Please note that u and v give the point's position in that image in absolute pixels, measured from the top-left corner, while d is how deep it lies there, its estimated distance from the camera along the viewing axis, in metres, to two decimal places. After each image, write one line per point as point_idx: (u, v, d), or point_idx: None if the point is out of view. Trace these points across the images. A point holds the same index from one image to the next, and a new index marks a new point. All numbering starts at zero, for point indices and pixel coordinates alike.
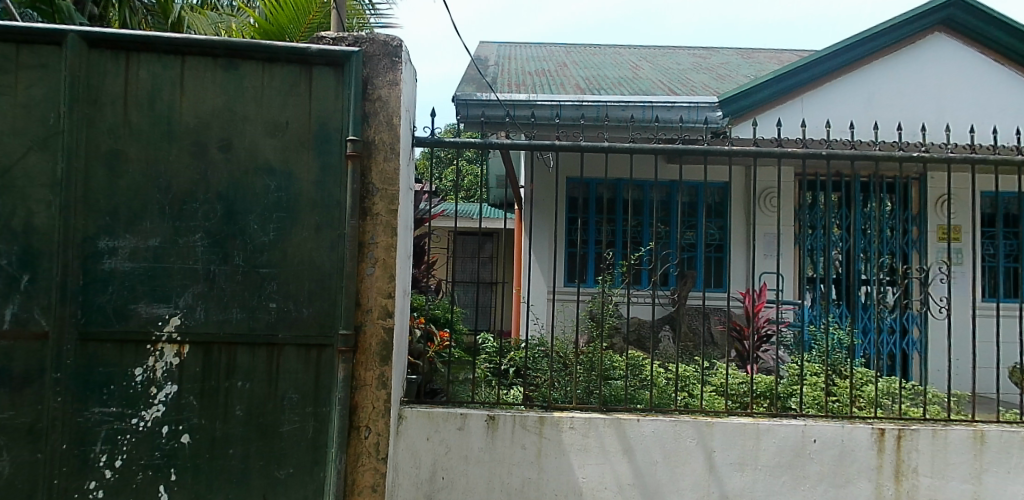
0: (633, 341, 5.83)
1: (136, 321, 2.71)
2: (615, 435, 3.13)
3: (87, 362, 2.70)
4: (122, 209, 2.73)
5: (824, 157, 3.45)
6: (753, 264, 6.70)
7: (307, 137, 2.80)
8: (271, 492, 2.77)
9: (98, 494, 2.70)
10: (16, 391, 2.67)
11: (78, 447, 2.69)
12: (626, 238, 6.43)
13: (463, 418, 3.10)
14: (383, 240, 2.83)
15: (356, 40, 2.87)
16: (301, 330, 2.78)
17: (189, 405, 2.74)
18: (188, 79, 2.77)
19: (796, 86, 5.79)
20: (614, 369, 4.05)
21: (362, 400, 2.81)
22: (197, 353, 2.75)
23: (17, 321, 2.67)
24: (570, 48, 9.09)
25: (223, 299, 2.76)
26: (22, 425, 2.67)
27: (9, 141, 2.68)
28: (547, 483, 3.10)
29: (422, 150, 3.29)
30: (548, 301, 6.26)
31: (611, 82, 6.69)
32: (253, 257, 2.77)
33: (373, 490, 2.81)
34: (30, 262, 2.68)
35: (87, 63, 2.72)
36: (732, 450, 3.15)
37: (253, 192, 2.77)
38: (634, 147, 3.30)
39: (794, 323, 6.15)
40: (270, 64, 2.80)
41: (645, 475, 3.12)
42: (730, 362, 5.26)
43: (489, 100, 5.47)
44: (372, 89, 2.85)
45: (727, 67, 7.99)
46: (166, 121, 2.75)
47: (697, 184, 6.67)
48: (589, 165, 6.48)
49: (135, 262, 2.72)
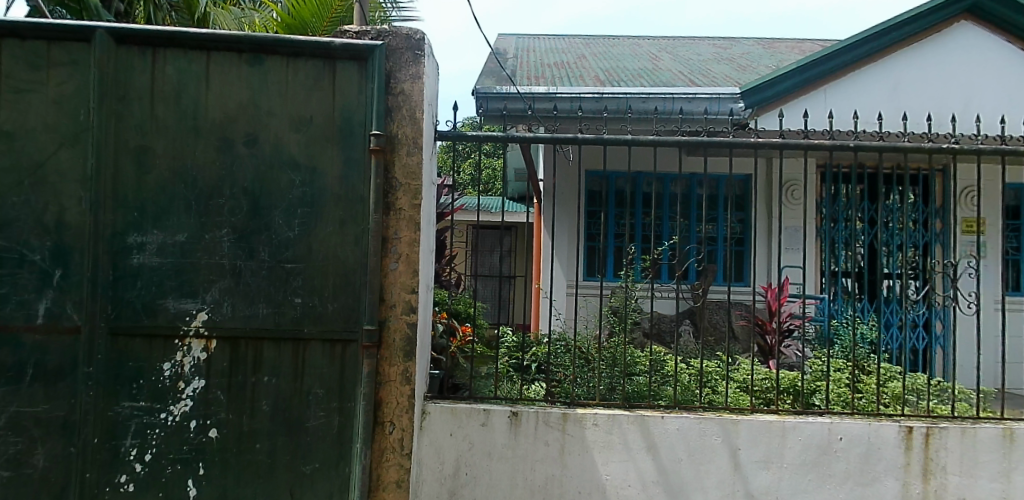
0: (653, 336, 5.81)
1: (164, 317, 2.73)
2: (639, 433, 3.10)
3: (118, 356, 2.72)
4: (150, 205, 2.73)
5: (851, 149, 3.39)
6: (776, 257, 6.63)
7: (332, 132, 2.80)
8: (297, 487, 2.78)
9: (128, 487, 2.72)
10: (50, 385, 2.70)
11: (109, 441, 2.71)
12: (647, 232, 6.38)
13: (486, 415, 3.08)
14: (406, 235, 2.82)
15: (379, 33, 2.84)
16: (326, 325, 2.79)
17: (217, 400, 2.75)
18: (214, 75, 2.76)
19: (821, 75, 5.68)
20: (638, 365, 4.02)
21: (386, 395, 2.81)
22: (223, 348, 2.76)
23: (50, 316, 2.70)
24: (589, 40, 9.00)
25: (250, 294, 2.77)
26: (56, 419, 2.70)
27: (42, 136, 2.70)
28: (572, 480, 3.09)
29: (444, 145, 3.26)
30: (569, 297, 6.23)
31: (631, 73, 6.62)
32: (278, 251, 2.77)
33: (398, 486, 2.81)
34: (62, 258, 2.70)
35: (115, 59, 2.73)
36: (758, 448, 3.11)
37: (278, 188, 2.77)
38: (657, 139, 3.26)
39: (817, 318, 6.08)
40: (294, 59, 2.79)
41: (670, 474, 3.10)
42: (753, 358, 5.20)
43: (510, 93, 5.41)
44: (395, 83, 2.83)
45: (749, 57, 7.89)
46: (193, 116, 2.75)
47: (720, 176, 6.60)
48: (610, 158, 6.44)
49: (163, 257, 2.73)
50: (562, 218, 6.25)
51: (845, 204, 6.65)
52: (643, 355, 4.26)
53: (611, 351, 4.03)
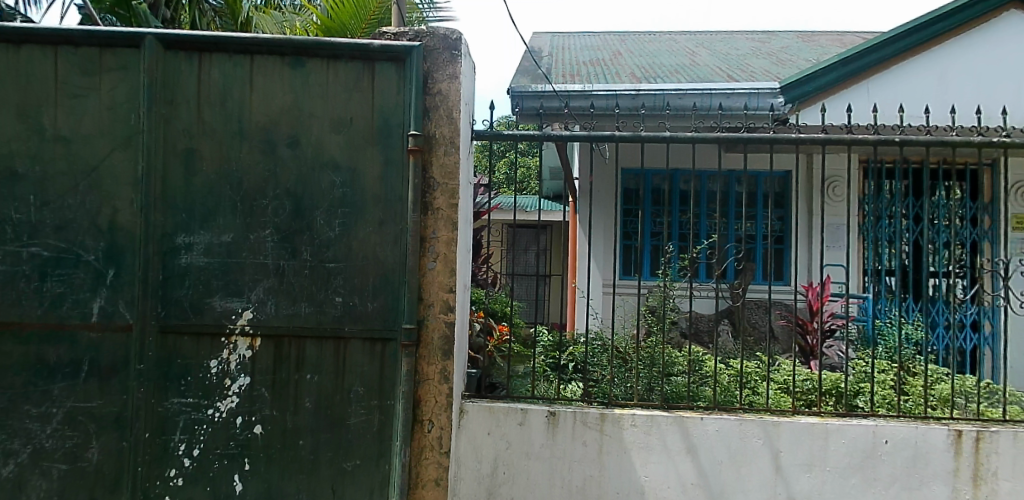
0: (691, 336, 5.74)
1: (211, 315, 2.80)
2: (678, 434, 3.07)
3: (167, 353, 2.80)
4: (197, 206, 2.80)
5: (896, 144, 3.30)
6: (817, 256, 6.50)
7: (371, 133, 2.83)
8: (339, 484, 2.82)
9: (177, 482, 2.79)
10: (103, 382, 2.78)
11: (160, 436, 2.79)
12: (684, 231, 6.30)
13: (524, 414, 3.09)
14: (444, 234, 2.84)
15: (417, 34, 2.87)
16: (366, 324, 2.83)
17: (262, 397, 2.81)
18: (258, 78, 2.82)
19: (864, 68, 5.52)
20: (676, 365, 3.97)
21: (425, 394, 2.84)
22: (267, 346, 2.82)
23: (103, 314, 2.78)
24: (623, 37, 8.93)
25: (293, 293, 2.82)
26: (109, 414, 2.78)
27: (96, 140, 2.79)
28: (609, 480, 3.08)
29: (481, 144, 3.28)
30: (606, 296, 6.21)
31: (667, 69, 6.54)
32: (320, 251, 2.82)
33: (437, 485, 2.84)
34: (115, 258, 2.78)
35: (163, 64, 2.80)
36: (800, 450, 3.05)
37: (319, 188, 2.82)
38: (695, 136, 3.21)
39: (860, 318, 5.92)
40: (334, 61, 2.83)
41: (710, 476, 3.06)
42: (794, 358, 5.10)
43: (546, 91, 5.39)
44: (433, 83, 2.86)
45: (788, 51, 7.73)
46: (237, 119, 2.81)
47: (760, 172, 6.48)
48: (647, 156, 6.37)
49: (210, 258, 2.80)
50: (599, 217, 6.21)
51: (889, 201, 6.46)
52: (681, 355, 4.22)
53: (648, 352, 3.99)
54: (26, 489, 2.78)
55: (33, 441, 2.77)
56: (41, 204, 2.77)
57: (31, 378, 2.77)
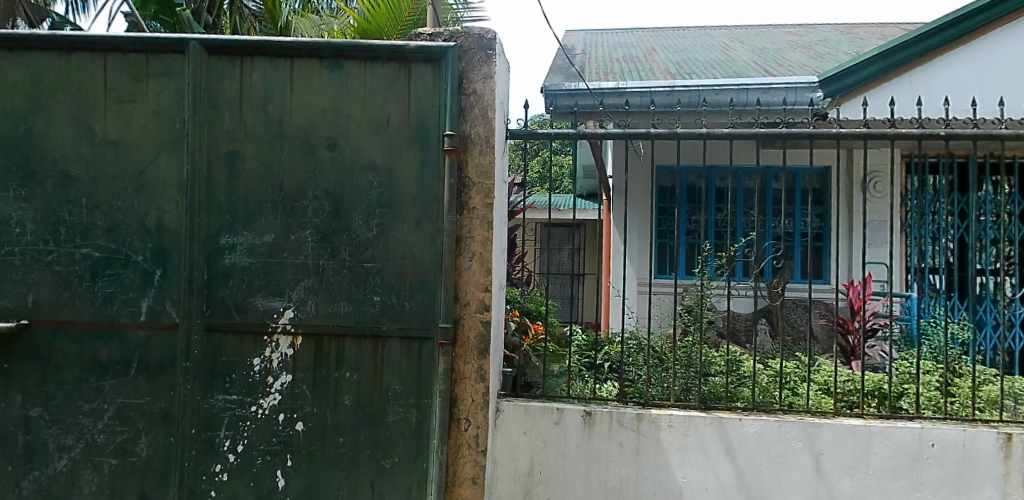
0: (728, 335, 5.67)
1: (254, 314, 2.86)
2: (715, 435, 3.03)
3: (212, 351, 2.86)
4: (240, 207, 2.86)
5: (942, 138, 3.20)
6: (858, 254, 6.35)
7: (407, 134, 2.86)
8: (378, 481, 2.86)
9: (223, 477, 2.86)
10: (152, 379, 2.87)
11: (206, 432, 2.86)
12: (720, 229, 6.22)
13: (560, 413, 3.08)
14: (480, 234, 2.86)
15: (452, 34, 2.88)
16: (404, 323, 2.86)
17: (303, 394, 2.86)
18: (298, 81, 2.87)
19: (908, 59, 5.35)
20: (714, 366, 3.92)
21: (461, 393, 2.87)
22: (308, 344, 2.87)
23: (151, 313, 2.86)
24: (656, 33, 8.84)
25: (332, 292, 2.86)
26: (157, 411, 2.86)
27: (143, 144, 2.86)
28: (646, 482, 3.05)
29: (515, 143, 3.28)
30: (641, 296, 6.16)
31: (702, 65, 6.46)
32: (358, 251, 2.86)
33: (473, 483, 2.86)
34: (162, 259, 2.86)
35: (207, 69, 2.86)
36: (842, 453, 2.99)
37: (357, 189, 2.86)
38: (733, 133, 3.16)
39: (904, 317, 5.76)
40: (372, 63, 2.86)
41: (750, 478, 3.01)
42: (834, 359, 4.99)
43: (580, 89, 5.37)
44: (468, 83, 2.88)
45: (826, 44, 7.56)
46: (278, 121, 2.86)
47: (799, 168, 6.36)
48: (683, 153, 6.30)
49: (253, 258, 2.86)
50: (634, 216, 6.16)
51: (932, 196, 6.27)
52: (719, 355, 4.16)
53: (684, 352, 3.95)
54: (79, 483, 2.87)
55: (86, 436, 2.87)
56: (92, 207, 2.86)
57: (84, 375, 2.87)
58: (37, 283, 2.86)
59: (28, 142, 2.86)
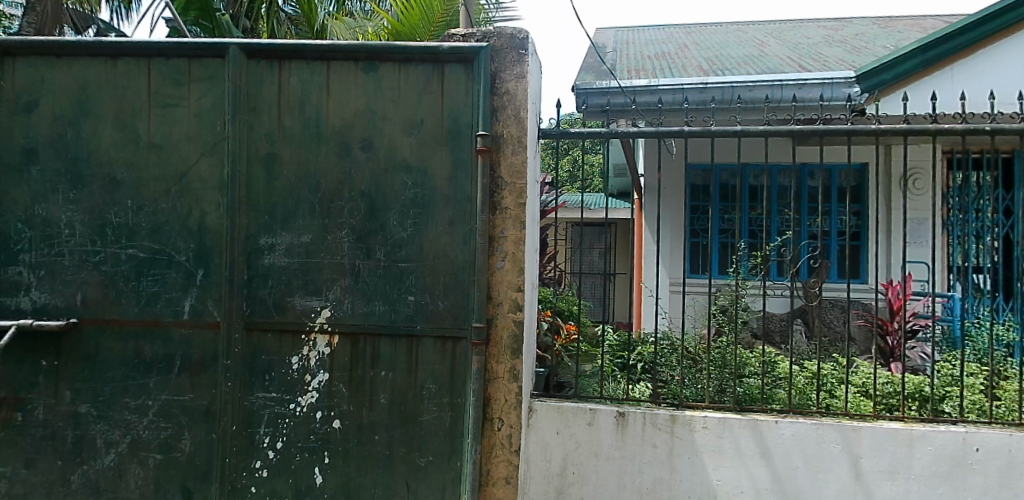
0: (762, 336, 5.59)
1: (292, 313, 2.91)
2: (751, 438, 2.99)
3: (252, 350, 2.92)
4: (278, 208, 2.91)
5: (988, 133, 3.09)
6: (897, 253, 6.21)
7: (441, 134, 2.87)
8: (412, 479, 2.89)
9: (262, 473, 2.92)
10: (194, 376, 2.93)
11: (246, 428, 2.92)
12: (754, 227, 6.13)
13: (593, 414, 3.07)
14: (512, 234, 2.87)
15: (484, 35, 2.89)
16: (438, 322, 2.88)
17: (339, 392, 2.90)
18: (334, 83, 2.90)
19: (950, 52, 5.20)
20: (748, 367, 3.86)
21: (495, 392, 2.88)
22: (345, 343, 2.91)
23: (194, 312, 2.93)
24: (688, 29, 8.74)
25: (368, 292, 2.89)
26: (199, 407, 2.93)
27: (186, 146, 2.93)
28: (680, 483, 3.02)
29: (547, 143, 3.27)
30: (674, 295, 6.11)
31: (735, 61, 6.36)
32: (393, 252, 2.89)
33: (507, 483, 2.87)
34: (205, 259, 2.92)
35: (247, 73, 2.92)
36: (882, 457, 2.92)
37: (392, 189, 2.88)
38: (768, 130, 3.10)
39: (946, 318, 5.61)
40: (406, 65, 2.89)
41: (787, 482, 2.97)
42: (872, 361, 4.88)
43: (611, 87, 5.34)
44: (500, 83, 2.88)
45: (863, 38, 7.39)
46: (315, 123, 2.90)
47: (835, 165, 6.23)
48: (716, 151, 6.22)
49: (291, 258, 2.91)
50: (666, 215, 6.11)
51: (975, 193, 6.09)
52: (754, 356, 4.10)
53: (719, 353, 3.90)
54: (126, 478, 2.95)
55: (132, 431, 2.95)
56: (137, 208, 2.94)
57: (129, 372, 2.95)
58: (85, 283, 2.95)
59: (77, 146, 2.95)
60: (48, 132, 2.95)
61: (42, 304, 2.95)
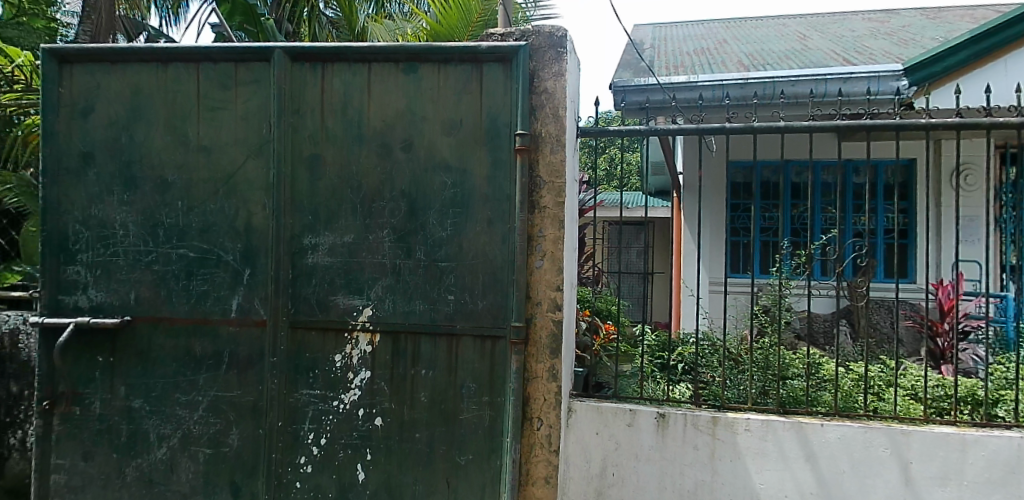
0: (806, 337, 5.49)
1: (335, 312, 2.95)
2: (795, 441, 2.93)
3: (297, 347, 2.98)
4: (322, 209, 2.96)
5: None
6: (947, 252, 6.02)
7: (480, 134, 2.88)
8: (452, 477, 2.91)
9: (307, 469, 2.97)
10: (241, 373, 3.01)
11: (291, 425, 2.98)
12: (796, 226, 6.00)
13: (633, 415, 3.04)
14: (551, 233, 2.86)
15: (522, 33, 2.89)
16: (477, 321, 2.89)
17: (381, 390, 2.94)
18: (375, 85, 2.94)
19: (1006, 42, 4.95)
20: (792, 368, 3.79)
21: (534, 392, 2.88)
22: (386, 342, 2.94)
23: (241, 311, 3.00)
24: (727, 24, 8.60)
25: (408, 291, 2.92)
26: (246, 403, 3.00)
27: (233, 149, 3.00)
28: (723, 486, 2.98)
29: (586, 141, 3.26)
30: (715, 295, 6.02)
31: (777, 56, 6.23)
32: (432, 251, 2.91)
33: (546, 482, 2.87)
34: (251, 258, 2.99)
35: (291, 76, 2.97)
36: (933, 462, 2.83)
37: (431, 189, 2.90)
38: (813, 125, 3.02)
39: (999, 319, 5.41)
40: (445, 65, 2.90)
41: (832, 487, 2.90)
42: (921, 363, 4.73)
43: (650, 85, 5.29)
44: (539, 82, 2.88)
45: (911, 30, 7.16)
46: (357, 125, 2.94)
47: (882, 161, 6.07)
48: (759, 148, 6.11)
49: (334, 257, 2.95)
50: (707, 214, 6.03)
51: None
52: (798, 357, 4.02)
53: (762, 353, 3.84)
54: (176, 471, 3.04)
55: (182, 426, 3.04)
56: (187, 209, 3.02)
57: (181, 369, 3.04)
58: (139, 282, 3.05)
59: (130, 150, 3.05)
60: (103, 136, 3.06)
61: (98, 302, 3.06)
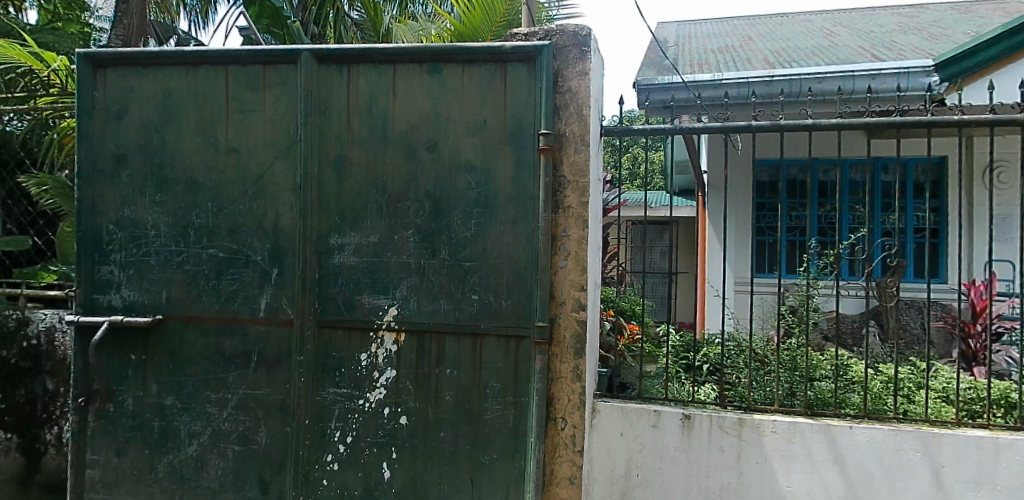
0: (834, 338, 5.41)
1: (361, 311, 2.98)
2: (823, 443, 2.89)
3: (324, 346, 3.01)
4: (348, 209, 2.99)
5: None
6: (979, 251, 5.89)
7: (504, 133, 2.89)
8: (477, 476, 2.92)
9: (333, 466, 3.00)
10: (269, 371, 3.05)
11: (318, 423, 3.01)
12: (824, 225, 5.91)
13: (657, 416, 3.02)
14: (575, 233, 2.86)
15: (546, 33, 2.89)
16: (502, 321, 2.89)
17: (406, 389, 2.96)
18: (400, 85, 2.96)
19: None
20: (820, 370, 3.74)
21: (558, 392, 2.88)
22: (411, 341, 2.96)
23: (269, 310, 3.04)
24: (752, 21, 8.49)
25: (433, 291, 2.94)
26: (274, 401, 3.04)
27: (261, 150, 3.04)
28: (749, 488, 2.95)
29: (609, 140, 3.24)
30: (741, 295, 5.96)
31: (804, 52, 6.14)
32: (457, 251, 2.92)
33: (571, 483, 2.86)
34: (279, 258, 3.03)
35: (318, 77, 3.00)
36: (966, 466, 2.77)
37: (456, 190, 2.92)
38: (842, 123, 2.97)
39: None
40: (469, 65, 2.91)
41: (861, 490, 2.85)
42: (953, 365, 4.64)
43: (675, 83, 5.25)
44: (563, 82, 2.88)
45: (942, 24, 7.02)
46: (382, 126, 2.96)
47: (912, 159, 5.95)
48: (785, 146, 6.03)
49: (359, 257, 2.98)
50: (733, 212, 5.97)
51: None
52: (826, 359, 3.96)
53: (789, 354, 3.79)
54: (206, 468, 3.09)
55: (212, 423, 3.09)
56: (217, 210, 3.07)
57: (211, 367, 3.09)
58: (171, 281, 3.10)
59: (162, 152, 3.10)
60: (135, 138, 3.12)
61: (131, 301, 3.13)
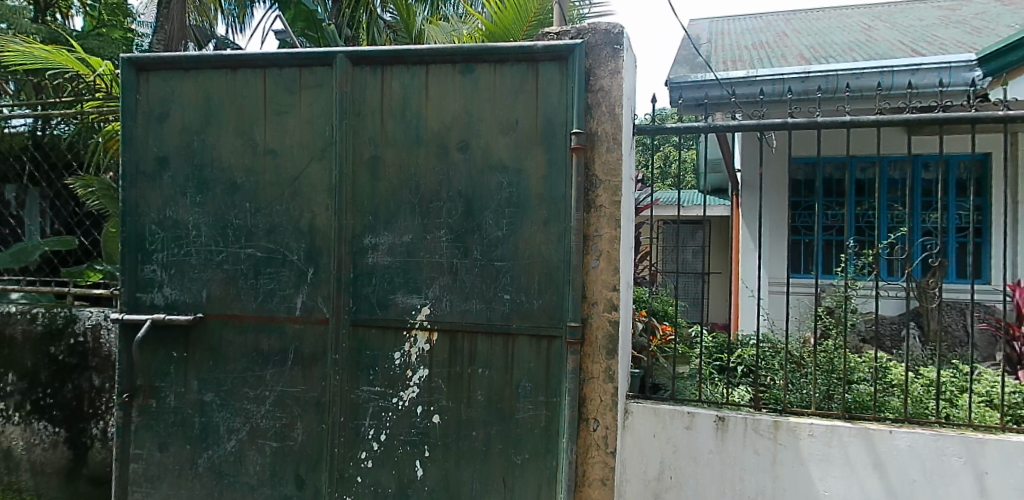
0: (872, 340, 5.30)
1: (394, 310, 3.01)
2: (862, 447, 2.82)
3: (358, 345, 3.05)
4: (381, 209, 3.02)
5: None
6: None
7: (536, 133, 2.89)
8: (509, 475, 2.92)
9: (367, 464, 3.03)
10: (305, 369, 3.10)
11: (352, 420, 3.05)
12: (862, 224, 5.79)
13: (691, 417, 2.99)
14: (607, 233, 2.84)
15: (579, 32, 2.88)
16: (534, 321, 2.89)
17: (438, 388, 2.98)
18: (433, 86, 2.98)
19: None
20: (859, 372, 3.66)
21: (590, 392, 2.87)
22: (443, 340, 2.98)
23: (305, 308, 3.09)
24: (786, 17, 8.35)
25: (465, 290, 2.95)
26: (310, 399, 3.09)
27: (297, 152, 3.09)
28: (785, 492, 2.90)
29: (642, 139, 3.21)
30: (777, 295, 5.87)
31: (841, 48, 6.01)
32: (489, 251, 2.93)
33: (603, 484, 2.85)
34: (314, 258, 3.08)
35: (352, 79, 3.04)
36: (1010, 473, 2.69)
37: (488, 189, 2.92)
38: (882, 119, 2.90)
39: None
40: (501, 65, 2.92)
41: (901, 496, 2.79)
42: (997, 369, 4.50)
43: (708, 80, 5.19)
44: (595, 80, 2.86)
45: (985, 17, 6.81)
46: (415, 126, 2.99)
47: (954, 156, 5.79)
48: (822, 144, 5.92)
49: (393, 257, 3.01)
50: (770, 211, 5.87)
51: None
52: (864, 361, 3.88)
53: (826, 356, 3.72)
54: (245, 463, 3.15)
55: (250, 420, 3.15)
56: (254, 210, 3.13)
57: (249, 364, 3.15)
58: (210, 280, 3.17)
59: (202, 154, 3.17)
60: (176, 140, 3.20)
61: (173, 299, 3.20)
